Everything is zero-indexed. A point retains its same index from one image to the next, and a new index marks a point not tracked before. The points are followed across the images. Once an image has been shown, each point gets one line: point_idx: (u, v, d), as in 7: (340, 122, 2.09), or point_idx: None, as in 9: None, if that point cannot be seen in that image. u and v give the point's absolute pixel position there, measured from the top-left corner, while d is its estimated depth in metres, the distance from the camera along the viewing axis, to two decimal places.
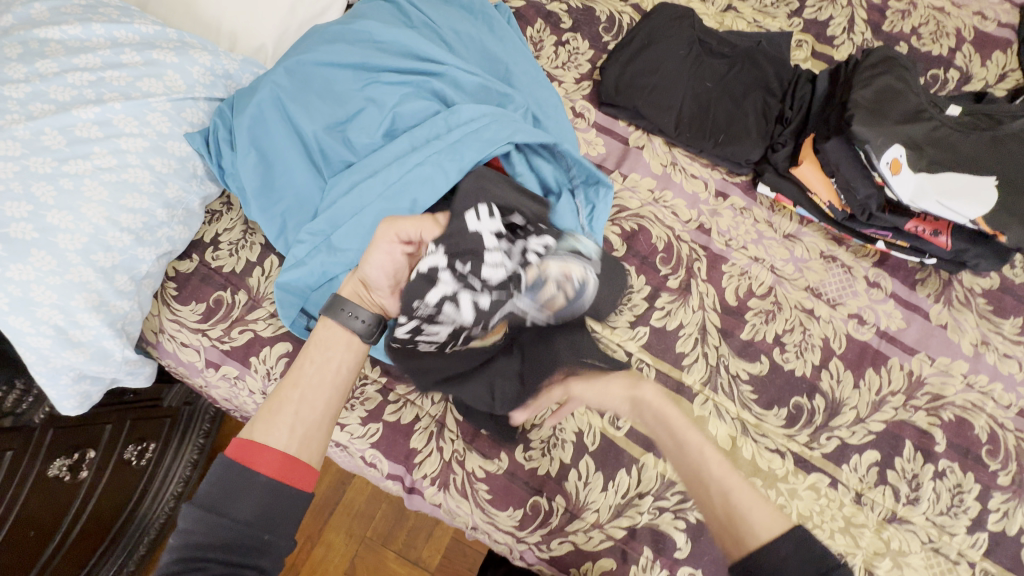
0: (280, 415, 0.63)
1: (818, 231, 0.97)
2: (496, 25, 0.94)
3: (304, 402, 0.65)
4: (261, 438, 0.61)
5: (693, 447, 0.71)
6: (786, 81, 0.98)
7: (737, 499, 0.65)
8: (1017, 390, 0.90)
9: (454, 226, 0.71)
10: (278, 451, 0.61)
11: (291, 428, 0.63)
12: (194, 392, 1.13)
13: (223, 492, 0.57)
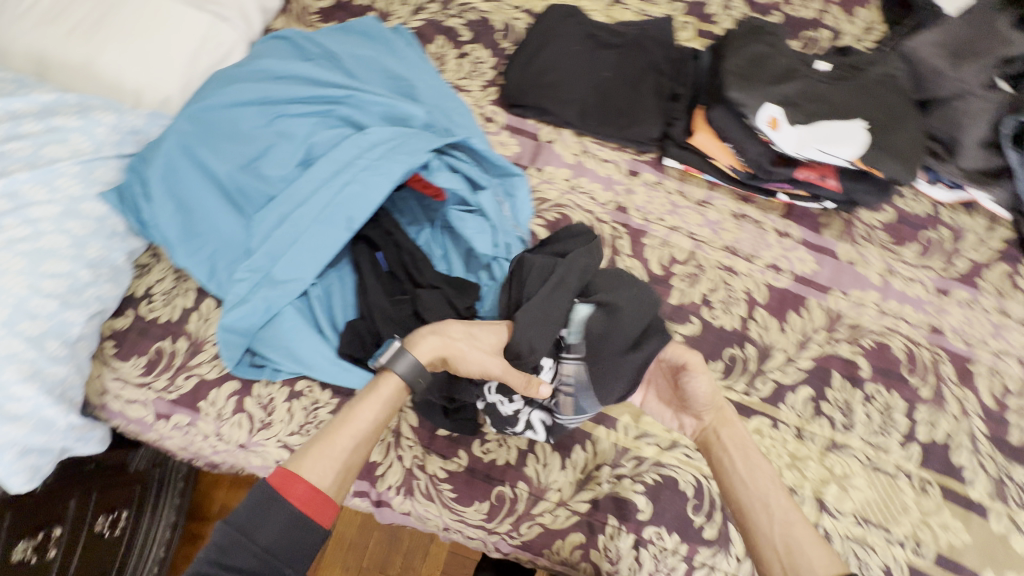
0: (323, 451, 0.64)
1: (727, 194, 1.03)
2: (397, 47, 1.00)
3: (349, 445, 0.66)
4: (297, 468, 0.62)
5: (763, 478, 0.73)
6: (675, 60, 1.05)
7: (799, 534, 0.67)
8: (926, 310, 0.97)
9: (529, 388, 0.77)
10: (312, 487, 0.61)
11: (331, 465, 0.64)
12: (162, 453, 1.13)
13: (256, 511, 0.58)
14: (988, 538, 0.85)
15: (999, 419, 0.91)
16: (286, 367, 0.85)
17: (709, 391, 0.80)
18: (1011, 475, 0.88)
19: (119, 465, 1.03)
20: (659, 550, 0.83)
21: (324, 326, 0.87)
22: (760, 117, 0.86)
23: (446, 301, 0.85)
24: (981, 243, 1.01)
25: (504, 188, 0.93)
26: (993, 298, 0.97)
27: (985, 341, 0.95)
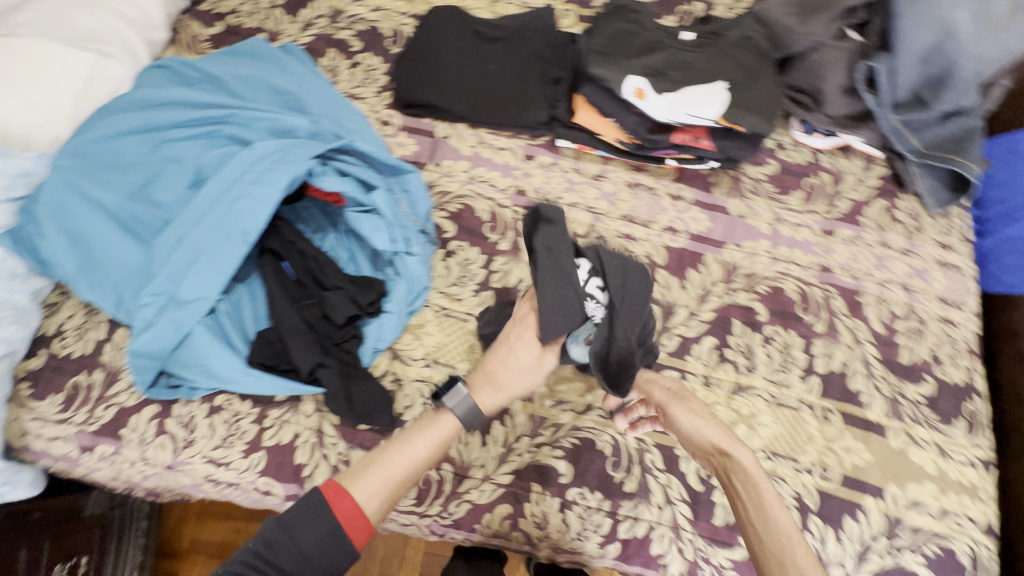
0: (379, 475, 0.69)
1: (620, 166, 1.08)
2: (283, 64, 1.03)
3: (397, 473, 0.70)
4: (349, 485, 0.67)
5: (778, 527, 0.69)
6: (556, 47, 1.11)
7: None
8: (815, 252, 1.03)
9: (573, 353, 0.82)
10: (357, 507, 0.66)
11: (376, 489, 0.68)
12: (118, 493, 1.14)
13: (304, 514, 0.63)
14: (888, 454, 0.90)
15: (889, 343, 0.97)
16: (203, 384, 0.87)
17: (717, 436, 0.78)
18: (903, 392, 0.94)
19: (70, 510, 1.05)
20: (584, 509, 0.87)
21: (237, 339, 0.89)
22: (626, 87, 0.93)
23: (351, 299, 0.88)
24: (859, 183, 1.07)
25: (400, 185, 0.97)
26: (875, 232, 1.04)
27: (871, 273, 1.01)
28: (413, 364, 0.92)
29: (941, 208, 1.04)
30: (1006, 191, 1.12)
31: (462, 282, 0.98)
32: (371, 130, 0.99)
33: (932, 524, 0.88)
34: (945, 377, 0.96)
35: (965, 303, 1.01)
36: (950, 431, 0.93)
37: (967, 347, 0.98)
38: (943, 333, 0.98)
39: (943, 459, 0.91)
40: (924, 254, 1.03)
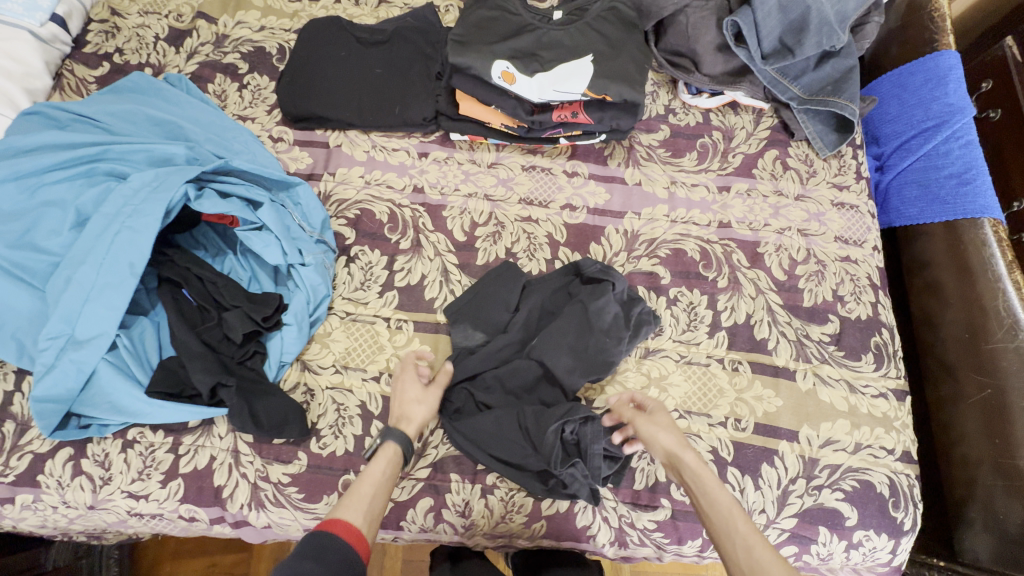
0: (360, 504, 0.72)
1: (514, 151, 1.09)
2: (164, 95, 1.04)
3: (371, 492, 0.74)
4: (341, 515, 0.70)
5: (721, 508, 0.72)
6: (437, 43, 1.12)
7: (757, 554, 0.66)
8: (713, 209, 1.04)
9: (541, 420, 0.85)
10: (358, 534, 0.68)
11: (361, 511, 0.71)
12: (81, 544, 1.15)
13: (315, 550, 0.63)
14: (799, 397, 0.91)
15: (792, 288, 0.98)
16: (114, 420, 0.88)
17: (672, 438, 0.79)
18: (809, 335, 0.95)
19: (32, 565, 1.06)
20: (506, 491, 0.88)
21: (142, 371, 0.89)
22: (494, 70, 0.94)
23: (247, 317, 0.89)
24: (750, 137, 1.09)
25: (290, 199, 0.98)
26: (769, 182, 1.05)
27: (769, 223, 1.02)
28: (324, 372, 0.93)
29: (832, 150, 1.06)
30: (898, 126, 1.13)
31: (366, 286, 0.99)
32: (260, 147, 1.02)
33: (848, 459, 0.89)
34: (849, 314, 0.97)
35: (865, 240, 1.02)
36: (858, 366, 0.94)
37: (871, 282, 1.00)
38: (844, 271, 1.00)
39: (854, 394, 0.92)
40: (819, 198, 1.04)
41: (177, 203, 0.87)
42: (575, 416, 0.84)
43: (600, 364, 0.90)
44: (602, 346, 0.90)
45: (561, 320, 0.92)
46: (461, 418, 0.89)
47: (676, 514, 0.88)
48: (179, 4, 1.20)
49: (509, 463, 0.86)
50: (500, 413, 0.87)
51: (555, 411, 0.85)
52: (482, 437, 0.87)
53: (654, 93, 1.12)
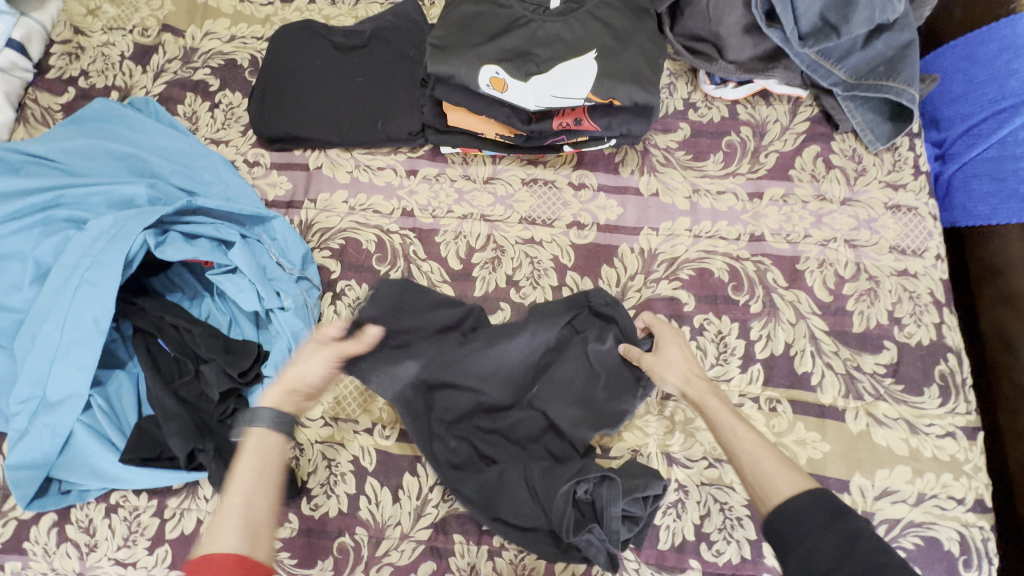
0: (238, 519, 0.59)
1: (513, 162, 0.97)
2: (127, 123, 0.95)
3: (250, 499, 0.61)
4: (205, 549, 0.57)
5: (721, 425, 0.67)
6: (421, 44, 0.99)
7: (760, 465, 0.61)
8: (743, 220, 0.90)
9: (551, 481, 0.75)
10: (235, 558, 0.56)
11: (239, 528, 0.58)
12: None
13: None
14: (849, 440, 0.79)
15: (838, 311, 0.85)
16: (94, 485, 0.82)
17: (677, 374, 0.76)
18: (860, 366, 0.82)
19: None
20: (515, 552, 0.79)
21: (120, 430, 0.83)
22: (482, 77, 0.82)
23: (224, 371, 0.81)
24: (785, 131, 0.94)
25: (267, 234, 0.89)
26: (809, 185, 0.91)
27: (809, 234, 0.88)
28: (313, 425, 0.85)
29: (884, 144, 0.90)
30: (965, 107, 0.96)
31: None
32: (233, 176, 0.92)
33: (909, 513, 0.77)
34: (908, 340, 0.83)
35: (926, 248, 0.87)
36: (920, 402, 0.81)
37: (934, 298, 0.85)
38: (902, 288, 0.85)
39: (916, 435, 0.79)
40: (870, 200, 0.89)
41: (138, 251, 0.79)
42: (589, 477, 0.73)
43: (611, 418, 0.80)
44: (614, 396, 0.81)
45: (567, 364, 0.82)
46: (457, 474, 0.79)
47: None
48: (144, 17, 1.11)
49: (516, 525, 0.77)
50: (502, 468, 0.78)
51: (565, 470, 0.75)
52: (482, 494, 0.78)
53: (671, 85, 0.98)
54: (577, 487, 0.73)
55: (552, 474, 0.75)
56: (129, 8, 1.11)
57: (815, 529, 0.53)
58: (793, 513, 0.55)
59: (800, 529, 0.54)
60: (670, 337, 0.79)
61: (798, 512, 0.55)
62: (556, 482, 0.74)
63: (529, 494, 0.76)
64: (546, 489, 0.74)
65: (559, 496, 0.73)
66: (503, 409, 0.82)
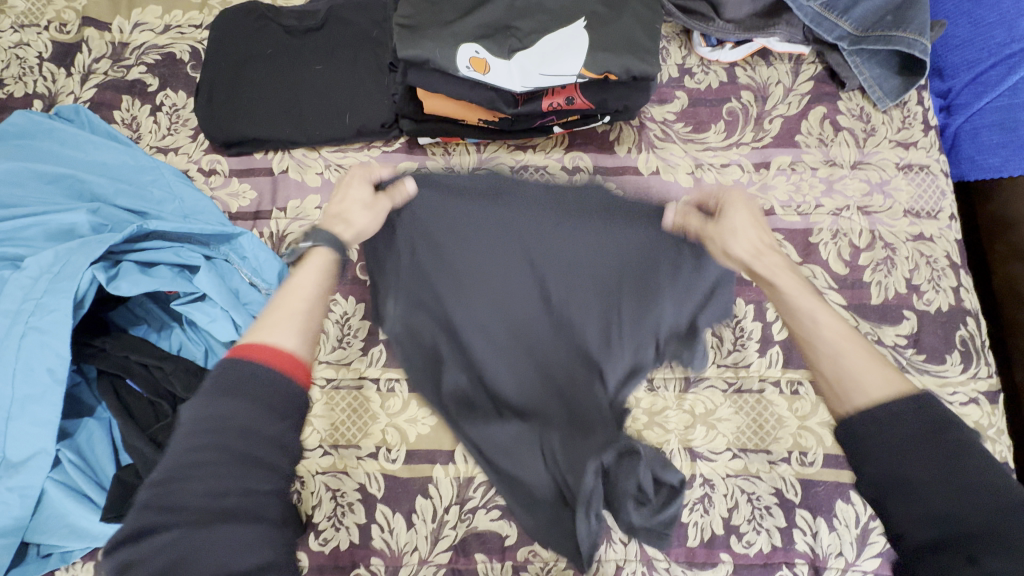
0: (285, 325, 0.52)
1: (499, 149, 0.88)
2: (58, 135, 0.83)
3: (301, 313, 0.55)
4: (259, 339, 0.50)
5: (802, 312, 0.56)
6: (385, 22, 0.88)
7: (849, 358, 0.50)
8: (750, 193, 0.85)
9: (579, 450, 0.64)
10: (288, 357, 0.50)
11: (293, 330, 0.52)
12: None
13: (231, 385, 0.46)
14: None
15: (855, 284, 0.81)
16: (77, 546, 0.75)
17: (744, 246, 0.63)
18: (881, 339, 0.79)
19: None
20: (541, 565, 0.75)
21: (99, 485, 0.76)
22: (460, 58, 0.73)
23: None
24: (789, 94, 0.87)
25: (235, 252, 0.79)
26: (818, 150, 0.85)
27: (821, 203, 0.83)
28: (312, 456, 0.79)
29: (894, 100, 0.85)
30: (970, 53, 0.90)
31: (346, 343, 0.83)
32: (187, 189, 0.82)
33: None
34: (928, 307, 0.80)
35: (940, 209, 0.83)
36: (942, 370, 0.78)
37: (950, 261, 0.82)
38: (918, 253, 0.82)
39: None
40: (881, 162, 0.85)
41: (88, 288, 0.70)
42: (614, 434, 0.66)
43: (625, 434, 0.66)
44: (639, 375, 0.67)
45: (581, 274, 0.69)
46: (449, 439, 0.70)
47: (739, 569, 0.75)
48: (60, 9, 0.96)
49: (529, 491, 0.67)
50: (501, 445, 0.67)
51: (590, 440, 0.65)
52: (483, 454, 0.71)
53: (663, 51, 0.90)
54: (601, 460, 0.64)
55: (578, 443, 0.65)
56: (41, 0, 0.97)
57: (905, 444, 0.43)
58: (883, 410, 0.45)
59: (892, 440, 0.43)
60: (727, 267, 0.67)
61: (884, 419, 0.44)
62: (578, 460, 0.64)
63: (543, 469, 0.66)
64: (571, 454, 0.64)
65: (586, 473, 0.63)
66: (521, 359, 0.67)
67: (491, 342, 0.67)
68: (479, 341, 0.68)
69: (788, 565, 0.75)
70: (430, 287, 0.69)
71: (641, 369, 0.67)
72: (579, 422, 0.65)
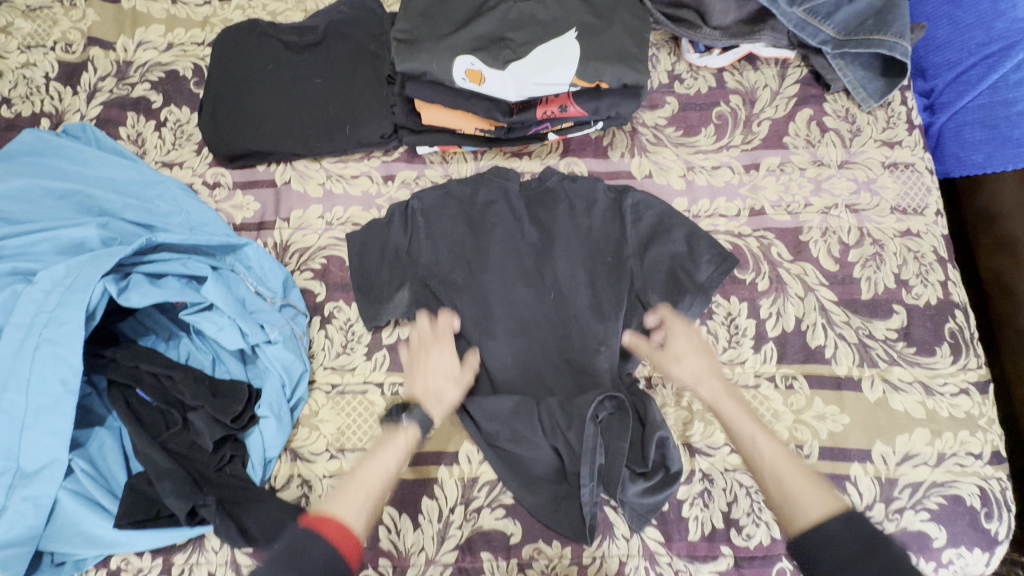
0: (356, 492, 0.70)
1: (496, 156, 0.91)
2: (67, 152, 0.86)
3: (365, 484, 0.71)
4: (329, 511, 0.67)
5: (747, 438, 0.73)
6: (383, 36, 0.91)
7: (789, 481, 0.67)
8: (741, 195, 0.87)
9: (573, 411, 0.75)
10: (350, 530, 0.65)
11: (356, 507, 0.68)
12: None
13: (294, 549, 0.60)
14: (867, 409, 0.78)
15: (845, 280, 0.83)
16: (89, 553, 0.76)
17: (685, 369, 0.78)
18: (872, 333, 0.81)
19: None
20: (546, 562, 0.77)
21: (111, 492, 0.77)
22: (457, 70, 0.75)
23: (215, 418, 0.76)
24: (776, 97, 0.90)
25: (241, 262, 0.82)
26: (805, 151, 0.87)
27: (810, 202, 0.86)
28: (318, 460, 0.80)
29: (878, 101, 0.87)
30: (951, 53, 0.93)
31: (350, 349, 0.84)
32: (192, 202, 0.84)
33: (931, 474, 0.77)
34: (916, 301, 0.82)
35: (926, 205, 0.86)
36: (933, 362, 0.80)
37: (937, 256, 0.84)
38: (906, 249, 0.84)
39: (931, 397, 0.79)
40: (867, 161, 0.87)
41: (100, 300, 0.72)
42: (613, 403, 0.76)
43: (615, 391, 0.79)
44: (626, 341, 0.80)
45: (563, 262, 0.84)
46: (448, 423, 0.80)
47: (740, 562, 0.76)
48: (65, 30, 0.99)
49: (524, 455, 0.78)
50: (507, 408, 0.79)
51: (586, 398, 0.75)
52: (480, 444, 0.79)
53: (653, 57, 0.92)
54: (593, 416, 0.74)
55: (573, 407, 0.75)
56: (47, 22, 0.99)
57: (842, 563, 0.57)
58: (826, 533, 0.59)
59: (835, 556, 0.58)
60: (692, 248, 0.82)
61: (825, 543, 0.59)
62: (577, 416, 0.74)
63: (543, 429, 0.76)
64: (565, 413, 0.75)
65: (585, 429, 0.73)
66: (512, 335, 0.82)
67: (496, 322, 0.83)
68: (477, 325, 0.83)
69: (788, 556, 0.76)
70: (439, 270, 0.85)
71: (615, 330, 0.80)
72: (568, 381, 0.80)
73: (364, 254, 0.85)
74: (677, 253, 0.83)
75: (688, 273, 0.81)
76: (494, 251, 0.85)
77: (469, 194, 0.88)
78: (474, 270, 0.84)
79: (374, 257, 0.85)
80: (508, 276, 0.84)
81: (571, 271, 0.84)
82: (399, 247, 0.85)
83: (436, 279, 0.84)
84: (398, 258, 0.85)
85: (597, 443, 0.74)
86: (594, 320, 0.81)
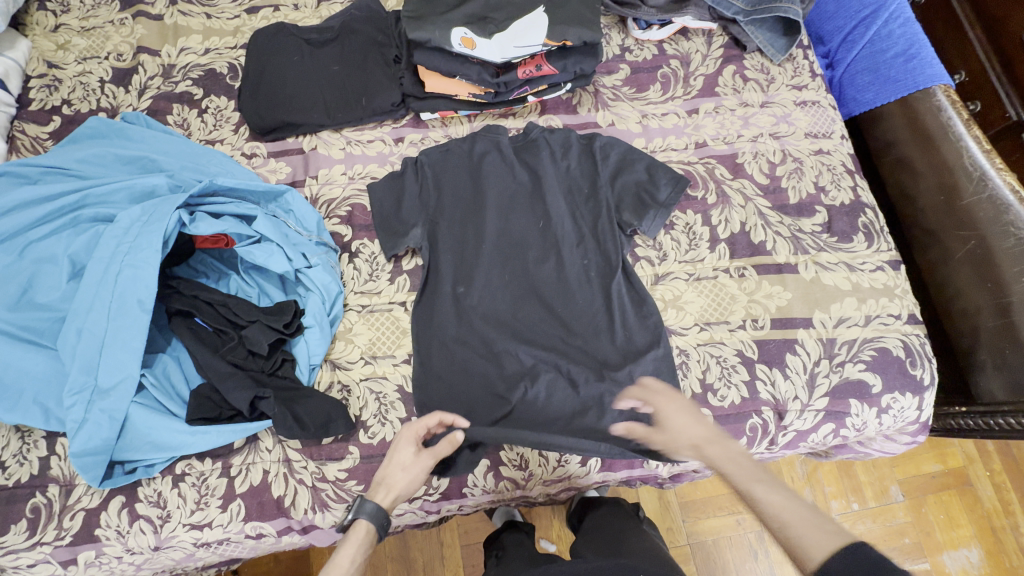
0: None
1: (486, 119, 1.11)
2: (125, 131, 1.02)
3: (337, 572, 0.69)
4: None
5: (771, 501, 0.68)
6: (388, 30, 1.13)
7: (788, 522, 0.65)
8: (686, 133, 1.08)
9: (564, 315, 0.95)
10: None
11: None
12: None
13: None
14: (805, 286, 0.97)
15: (776, 190, 1.03)
16: (158, 458, 0.87)
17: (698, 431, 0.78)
18: (802, 229, 1.00)
19: None
20: None
21: (177, 405, 0.89)
22: (453, 38, 0.96)
23: (269, 328, 0.90)
24: (706, 58, 1.13)
25: (280, 208, 0.99)
26: (733, 96, 1.10)
27: (741, 134, 1.07)
28: (355, 366, 0.94)
29: (784, 55, 1.11)
30: (839, 21, 1.21)
31: (375, 276, 1.00)
32: (238, 166, 1.01)
33: (863, 332, 0.94)
34: (834, 202, 1.02)
35: (832, 131, 1.08)
36: (852, 247, 1.00)
37: (846, 168, 1.05)
38: (820, 164, 1.05)
39: (854, 273, 0.98)
40: (782, 101, 1.10)
41: (172, 231, 0.87)
42: (591, 310, 0.95)
43: (601, 296, 0.96)
44: (607, 253, 0.97)
45: (550, 194, 1.01)
46: (461, 329, 0.94)
47: (718, 419, 0.91)
48: (117, 43, 1.18)
49: (533, 353, 0.92)
50: (512, 317, 0.95)
51: (574, 304, 0.95)
52: (478, 390, 0.90)
53: (607, 36, 1.16)
54: (582, 316, 0.95)
55: (562, 314, 0.95)
56: (100, 38, 1.18)
57: None
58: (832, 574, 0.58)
59: None
60: (654, 173, 1.00)
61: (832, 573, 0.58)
62: (568, 318, 0.95)
63: (540, 332, 0.94)
64: (559, 314, 0.95)
65: (575, 326, 0.94)
66: (514, 258, 0.98)
67: (500, 249, 0.99)
68: (484, 252, 0.98)
69: (757, 412, 0.91)
70: (448, 207, 1.01)
71: (596, 247, 0.98)
72: (564, 289, 0.96)
73: (381, 198, 1.01)
74: (640, 180, 1.00)
75: (651, 194, 0.98)
76: (492, 192, 1.02)
77: (468, 149, 1.05)
78: (478, 208, 1.01)
79: (390, 203, 1.01)
80: (507, 212, 1.01)
81: (558, 201, 1.00)
82: (413, 195, 1.01)
83: (445, 216, 1.01)
84: (414, 203, 1.00)
85: (582, 337, 0.94)
86: (579, 239, 0.99)
